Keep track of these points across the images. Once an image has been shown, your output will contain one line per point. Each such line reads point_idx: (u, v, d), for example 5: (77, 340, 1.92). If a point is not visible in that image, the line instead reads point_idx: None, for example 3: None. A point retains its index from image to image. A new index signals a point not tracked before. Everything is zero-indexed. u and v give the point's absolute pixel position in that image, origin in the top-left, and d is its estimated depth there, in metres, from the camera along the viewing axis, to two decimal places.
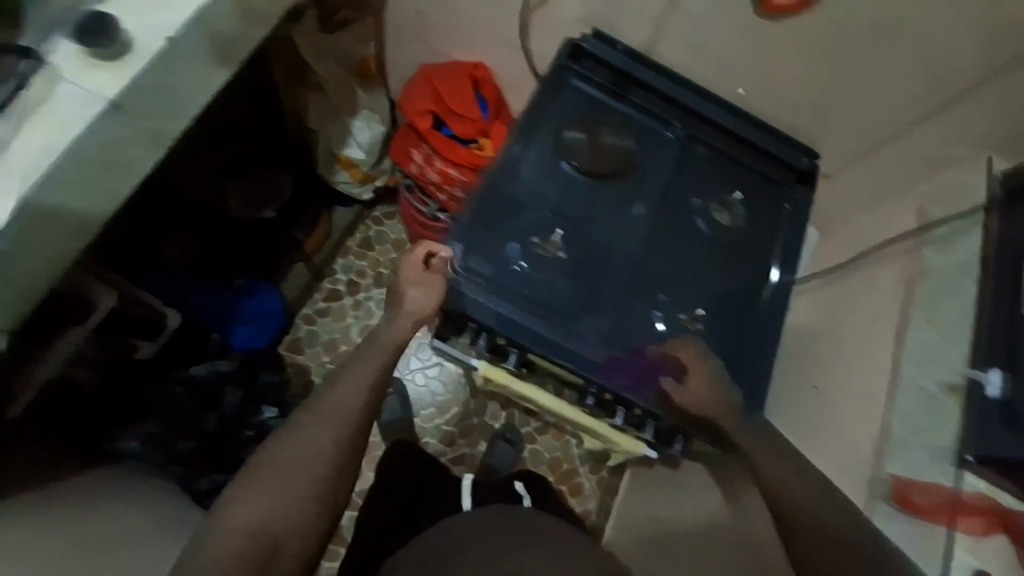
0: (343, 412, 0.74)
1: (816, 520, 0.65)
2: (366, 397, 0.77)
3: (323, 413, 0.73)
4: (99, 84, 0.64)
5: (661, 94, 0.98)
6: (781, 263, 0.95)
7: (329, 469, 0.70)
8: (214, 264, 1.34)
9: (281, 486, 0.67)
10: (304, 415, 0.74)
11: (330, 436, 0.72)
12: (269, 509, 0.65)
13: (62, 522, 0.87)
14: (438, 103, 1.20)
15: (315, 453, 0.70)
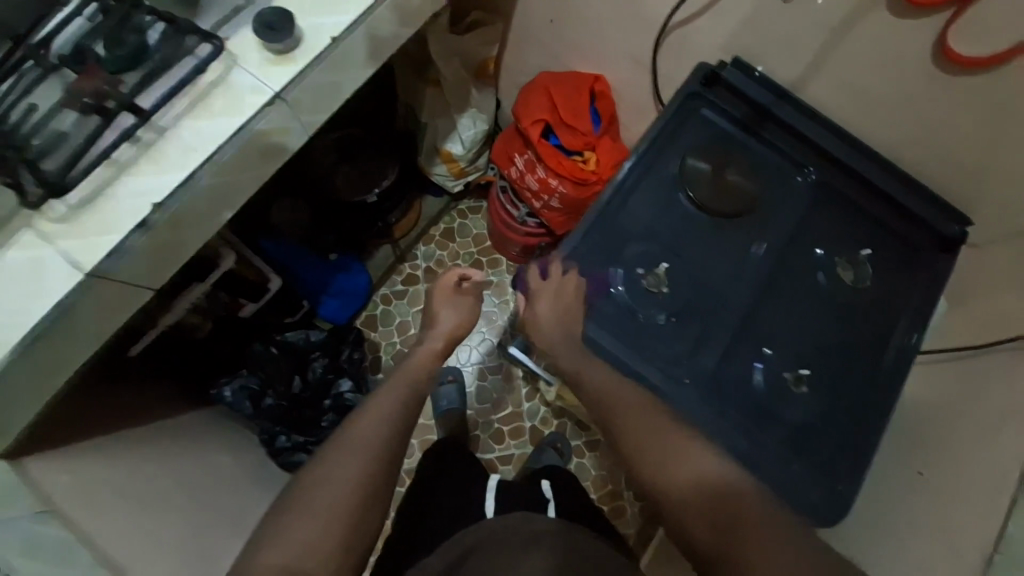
0: (375, 435, 0.76)
1: (719, 510, 0.58)
2: (395, 410, 0.80)
3: (358, 434, 0.76)
4: (271, 78, 0.70)
5: (798, 134, 0.92)
6: (907, 332, 0.87)
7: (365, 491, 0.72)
8: (318, 237, 1.44)
9: (318, 511, 0.69)
10: (335, 443, 0.76)
11: (360, 458, 0.74)
12: (311, 535, 0.67)
13: (163, 457, 0.98)
14: (552, 112, 1.18)
15: (348, 477, 0.72)
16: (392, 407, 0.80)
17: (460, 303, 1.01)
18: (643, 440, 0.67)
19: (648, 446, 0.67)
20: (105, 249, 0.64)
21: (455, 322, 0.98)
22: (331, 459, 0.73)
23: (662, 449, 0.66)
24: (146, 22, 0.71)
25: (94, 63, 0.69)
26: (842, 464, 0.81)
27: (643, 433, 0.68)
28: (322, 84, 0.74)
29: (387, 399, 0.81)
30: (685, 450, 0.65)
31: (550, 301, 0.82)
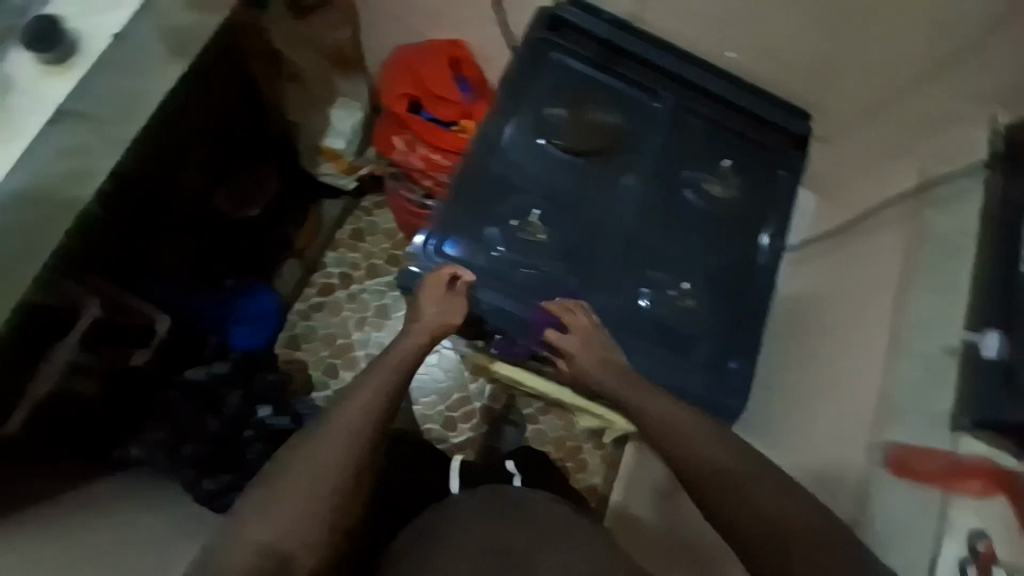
0: (364, 416, 0.68)
1: (779, 533, 0.59)
2: (389, 392, 0.71)
3: (344, 418, 0.67)
4: (53, 96, 0.67)
5: (645, 62, 0.94)
6: (775, 229, 0.94)
7: (347, 474, 0.65)
8: (207, 265, 1.36)
9: (297, 497, 0.63)
10: (321, 426, 0.67)
11: (346, 441, 0.66)
12: (288, 524, 0.62)
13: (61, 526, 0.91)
14: (415, 86, 1.15)
15: (329, 462, 0.65)
16: (385, 387, 0.71)
17: (454, 309, 0.78)
18: (695, 463, 0.65)
19: (704, 465, 0.65)
20: None
21: (441, 324, 0.77)
22: (313, 444, 0.66)
23: (724, 474, 0.64)
24: None
25: None
26: (737, 364, 0.87)
27: (713, 457, 0.65)
28: (119, 94, 0.70)
29: (372, 380, 0.71)
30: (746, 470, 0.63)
31: (581, 350, 0.78)
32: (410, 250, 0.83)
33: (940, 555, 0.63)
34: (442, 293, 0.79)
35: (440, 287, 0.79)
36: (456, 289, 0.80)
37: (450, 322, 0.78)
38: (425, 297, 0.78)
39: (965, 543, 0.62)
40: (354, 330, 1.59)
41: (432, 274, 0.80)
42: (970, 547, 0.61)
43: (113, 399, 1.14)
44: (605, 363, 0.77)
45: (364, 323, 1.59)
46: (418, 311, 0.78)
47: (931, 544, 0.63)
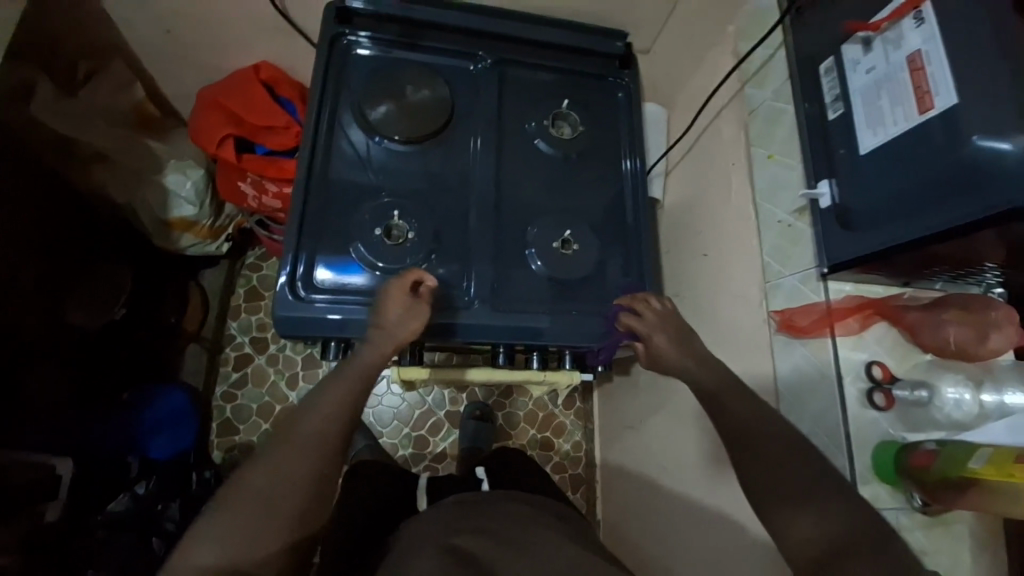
0: (326, 424, 0.64)
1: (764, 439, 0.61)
2: (356, 402, 0.67)
3: (304, 432, 0.63)
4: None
5: (450, 28, 0.90)
6: (631, 149, 0.95)
7: (304, 486, 0.60)
8: (92, 387, 1.21)
9: (255, 509, 0.58)
10: (286, 432, 0.64)
11: (314, 451, 0.62)
12: (245, 536, 0.56)
13: None
14: (235, 124, 1.06)
15: (292, 473, 0.60)
16: (356, 392, 0.68)
17: (415, 314, 0.72)
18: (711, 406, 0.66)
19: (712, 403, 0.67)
20: None
21: (411, 331, 0.71)
22: (280, 449, 0.62)
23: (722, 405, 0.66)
24: None
25: None
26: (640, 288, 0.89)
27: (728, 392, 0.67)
28: None
29: (337, 386, 0.68)
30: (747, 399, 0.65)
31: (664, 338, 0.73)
32: (276, 292, 0.77)
33: (845, 394, 0.68)
34: (408, 299, 0.73)
35: (405, 294, 0.72)
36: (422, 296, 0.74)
37: (412, 332, 0.71)
38: (388, 301, 0.72)
39: (864, 375, 0.69)
40: (289, 390, 1.49)
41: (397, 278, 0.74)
42: (869, 375, 0.69)
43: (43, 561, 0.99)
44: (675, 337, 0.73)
45: (296, 380, 1.50)
46: (383, 319, 0.72)
47: (833, 386, 0.69)
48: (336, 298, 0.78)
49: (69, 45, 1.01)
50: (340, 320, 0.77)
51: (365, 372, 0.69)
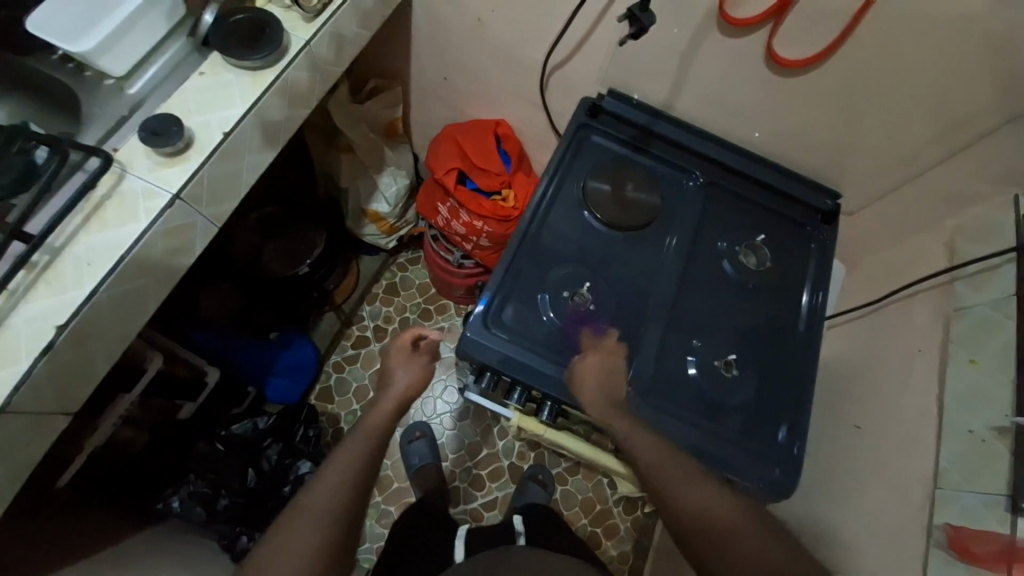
0: (353, 459, 0.75)
1: (714, 527, 0.73)
2: (376, 440, 0.78)
3: (334, 470, 0.73)
4: (162, 177, 0.69)
5: (675, 142, 1.02)
6: (814, 285, 0.97)
7: (337, 517, 0.70)
8: (250, 318, 1.37)
9: (296, 541, 0.67)
10: (315, 478, 0.74)
11: (337, 483, 0.72)
12: (286, 567, 0.65)
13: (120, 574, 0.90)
14: (463, 159, 1.25)
15: (323, 506, 0.70)
16: (371, 431, 0.79)
17: (415, 366, 0.88)
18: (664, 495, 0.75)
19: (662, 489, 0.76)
20: (6, 385, 0.59)
21: (411, 382, 0.86)
22: (307, 493, 0.71)
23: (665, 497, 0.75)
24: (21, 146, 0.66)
25: None
26: (785, 436, 0.88)
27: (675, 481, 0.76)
28: (219, 177, 0.73)
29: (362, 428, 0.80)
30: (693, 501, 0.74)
31: (600, 360, 0.85)
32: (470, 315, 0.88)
33: None
34: (410, 352, 0.90)
35: (405, 349, 0.90)
36: (421, 349, 0.91)
37: (418, 378, 0.87)
38: (397, 360, 0.89)
39: None
40: None
41: (399, 339, 0.92)
42: None
43: (160, 448, 1.19)
44: (597, 378, 0.83)
45: None
46: (390, 376, 0.87)
47: None
48: (512, 336, 0.88)
49: (369, 65, 1.33)
50: (499, 357, 0.86)
51: (382, 414, 0.82)
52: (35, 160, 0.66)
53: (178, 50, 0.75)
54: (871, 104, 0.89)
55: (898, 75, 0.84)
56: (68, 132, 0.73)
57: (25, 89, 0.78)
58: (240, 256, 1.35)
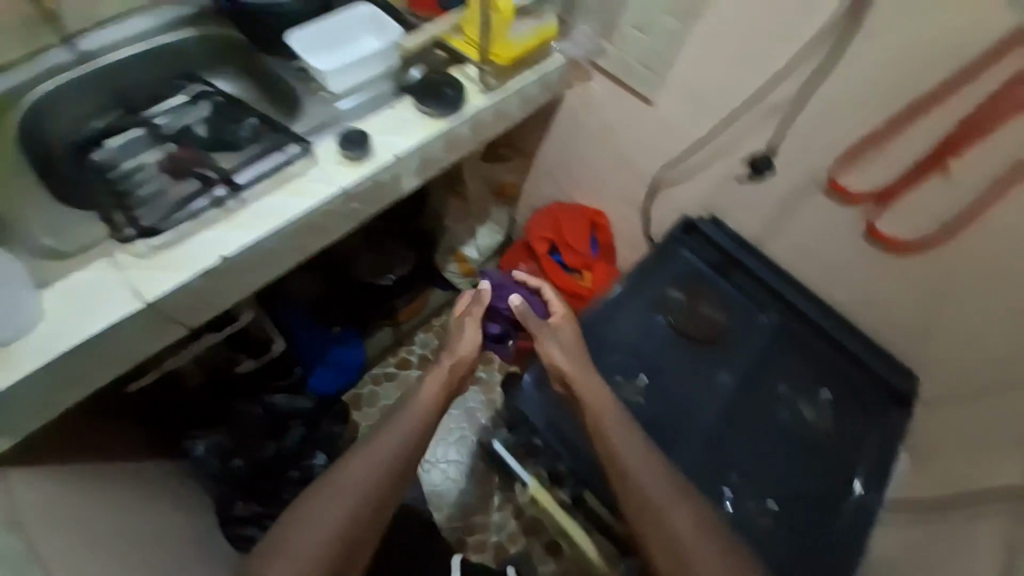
0: (389, 453, 0.82)
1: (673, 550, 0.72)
2: (412, 433, 0.86)
3: (364, 456, 0.81)
4: (341, 174, 0.85)
5: (759, 278, 1.08)
6: (871, 468, 0.93)
7: (365, 503, 0.77)
8: (325, 308, 1.51)
9: (321, 513, 0.75)
10: (351, 456, 0.81)
11: (373, 469, 0.80)
12: (311, 535, 0.73)
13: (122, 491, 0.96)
14: (556, 235, 1.39)
15: (356, 492, 0.77)
16: (410, 423, 0.87)
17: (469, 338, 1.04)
18: (647, 493, 0.76)
19: (639, 482, 0.77)
20: (164, 287, 0.72)
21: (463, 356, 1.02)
22: (341, 471, 0.79)
23: (648, 497, 0.76)
24: (242, 130, 0.88)
25: (188, 143, 0.88)
26: None
27: (654, 476, 0.77)
28: (375, 186, 0.89)
29: (404, 418, 0.88)
30: (671, 495, 0.76)
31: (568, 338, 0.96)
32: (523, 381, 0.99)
33: None
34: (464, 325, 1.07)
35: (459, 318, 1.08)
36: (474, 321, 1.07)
37: (467, 350, 1.03)
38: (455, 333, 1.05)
39: None
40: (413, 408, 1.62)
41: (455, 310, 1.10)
42: None
43: (208, 391, 1.30)
44: (566, 349, 0.94)
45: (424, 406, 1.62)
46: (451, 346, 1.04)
47: None
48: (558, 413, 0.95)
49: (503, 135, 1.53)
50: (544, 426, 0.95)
51: (420, 411, 0.90)
52: (242, 133, 0.88)
53: (386, 86, 0.95)
54: (965, 304, 0.90)
55: (999, 286, 0.84)
56: (282, 120, 0.93)
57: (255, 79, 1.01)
58: (339, 252, 1.52)
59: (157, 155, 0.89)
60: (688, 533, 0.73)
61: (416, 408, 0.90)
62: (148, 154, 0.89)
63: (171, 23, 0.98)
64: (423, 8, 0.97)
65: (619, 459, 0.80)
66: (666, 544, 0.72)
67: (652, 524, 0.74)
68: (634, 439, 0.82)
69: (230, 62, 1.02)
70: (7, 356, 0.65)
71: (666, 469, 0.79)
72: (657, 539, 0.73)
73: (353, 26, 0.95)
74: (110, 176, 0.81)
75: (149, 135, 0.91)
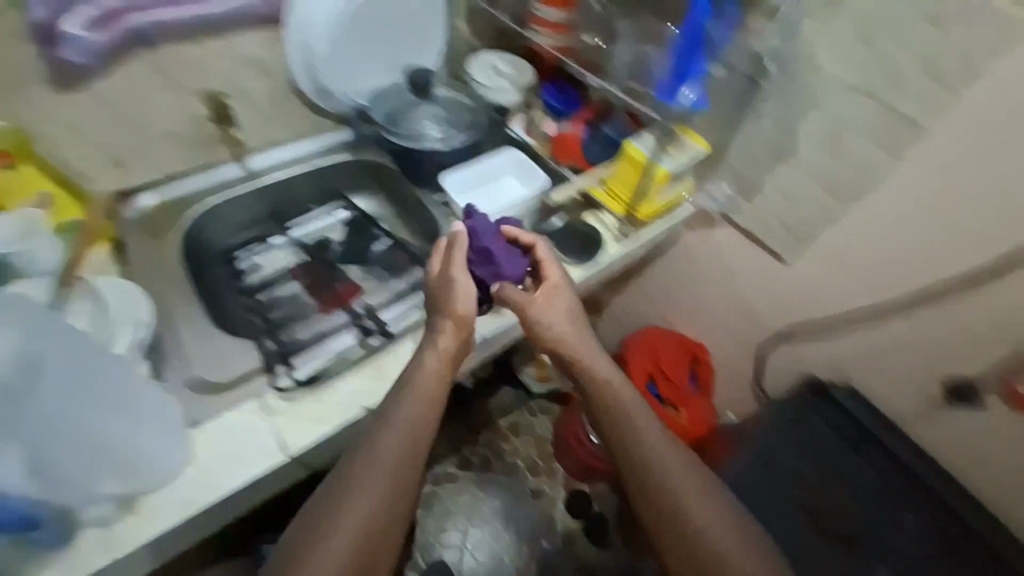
0: (401, 456, 0.66)
1: None
2: (426, 431, 0.69)
3: (382, 450, 0.65)
4: (482, 324, 0.85)
5: (898, 459, 1.00)
6: None
7: (385, 521, 0.63)
8: None
9: (343, 538, 0.61)
10: (356, 463, 0.65)
11: (386, 475, 0.65)
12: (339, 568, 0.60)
13: None
14: (653, 366, 1.28)
15: (375, 517, 0.63)
16: (418, 417, 0.69)
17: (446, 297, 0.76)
18: (672, 495, 0.69)
19: (663, 490, 0.70)
20: (309, 436, 0.71)
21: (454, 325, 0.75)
22: (353, 479, 0.64)
23: (673, 504, 0.69)
24: (373, 248, 0.92)
25: (324, 257, 0.90)
26: None
27: (684, 479, 0.70)
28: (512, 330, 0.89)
29: (405, 408, 0.69)
30: (694, 500, 0.69)
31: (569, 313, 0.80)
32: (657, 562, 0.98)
33: None
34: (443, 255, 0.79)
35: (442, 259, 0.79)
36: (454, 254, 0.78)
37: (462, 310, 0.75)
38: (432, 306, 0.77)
39: None
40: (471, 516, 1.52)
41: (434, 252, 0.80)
42: None
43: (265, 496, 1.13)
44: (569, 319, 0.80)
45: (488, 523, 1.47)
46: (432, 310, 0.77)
47: None
48: None
49: None
50: None
51: (428, 400, 0.70)
52: (376, 248, 0.92)
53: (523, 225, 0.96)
54: None
55: None
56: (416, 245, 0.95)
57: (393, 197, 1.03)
58: None
59: (290, 256, 0.89)
60: (728, 543, 0.67)
61: (422, 394, 0.70)
62: (281, 255, 0.89)
63: (331, 146, 1.00)
64: (570, 157, 1.03)
65: (640, 456, 0.72)
66: (690, 554, 0.67)
67: (675, 533, 0.68)
68: (649, 433, 0.73)
69: (375, 186, 1.02)
70: (148, 504, 0.63)
71: (694, 467, 0.72)
72: (680, 546, 0.67)
73: (496, 167, 1.01)
74: (252, 291, 0.83)
75: (284, 241, 0.91)
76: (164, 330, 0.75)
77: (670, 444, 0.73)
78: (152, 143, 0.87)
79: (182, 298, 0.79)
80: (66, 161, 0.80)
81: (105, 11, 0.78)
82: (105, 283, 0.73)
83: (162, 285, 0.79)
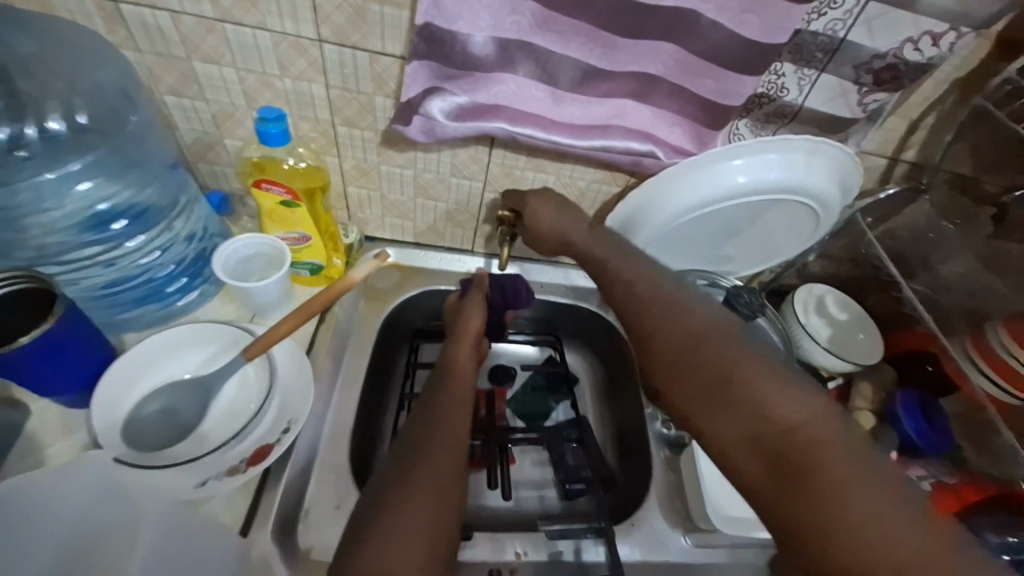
0: (457, 440, 0.53)
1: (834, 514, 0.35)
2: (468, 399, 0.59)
3: (434, 410, 0.55)
4: None
5: None
6: None
7: (458, 461, 0.51)
8: None
9: (426, 480, 0.47)
10: (417, 425, 0.54)
11: (451, 432, 0.53)
12: (430, 521, 0.45)
13: None
14: None
15: (437, 460, 0.49)
16: (462, 396, 0.59)
17: (474, 307, 0.71)
18: (690, 363, 0.46)
19: (694, 371, 0.45)
20: None
21: (475, 337, 0.69)
22: (422, 442, 0.51)
23: (709, 385, 0.44)
24: (546, 413, 0.85)
25: (504, 391, 0.85)
26: None
27: (682, 326, 0.48)
28: None
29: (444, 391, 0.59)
30: (743, 366, 0.43)
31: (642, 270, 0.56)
32: None
33: None
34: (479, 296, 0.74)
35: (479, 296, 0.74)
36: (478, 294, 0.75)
37: (476, 316, 0.71)
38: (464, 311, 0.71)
39: None
40: None
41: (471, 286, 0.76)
42: None
43: None
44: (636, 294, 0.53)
45: None
46: (465, 318, 0.71)
47: None
48: None
49: None
50: None
51: (465, 375, 0.62)
52: (552, 418, 0.85)
53: (757, 558, 0.70)
54: None
55: None
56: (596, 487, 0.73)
57: (607, 374, 0.91)
58: None
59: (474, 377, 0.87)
60: (805, 406, 0.40)
61: (456, 380, 0.60)
62: None
63: (581, 289, 0.90)
64: None
65: (649, 333, 0.50)
66: (774, 454, 0.39)
67: (731, 417, 0.42)
68: (620, 275, 0.56)
69: (598, 345, 0.92)
70: None
71: (748, 344, 0.45)
72: (744, 436, 0.41)
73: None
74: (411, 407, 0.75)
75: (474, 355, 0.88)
76: (315, 434, 0.66)
77: (674, 295, 0.51)
78: (430, 215, 0.79)
79: (352, 401, 0.71)
80: (352, 200, 0.76)
81: (475, 103, 0.58)
82: (284, 349, 0.65)
83: (346, 369, 0.73)
